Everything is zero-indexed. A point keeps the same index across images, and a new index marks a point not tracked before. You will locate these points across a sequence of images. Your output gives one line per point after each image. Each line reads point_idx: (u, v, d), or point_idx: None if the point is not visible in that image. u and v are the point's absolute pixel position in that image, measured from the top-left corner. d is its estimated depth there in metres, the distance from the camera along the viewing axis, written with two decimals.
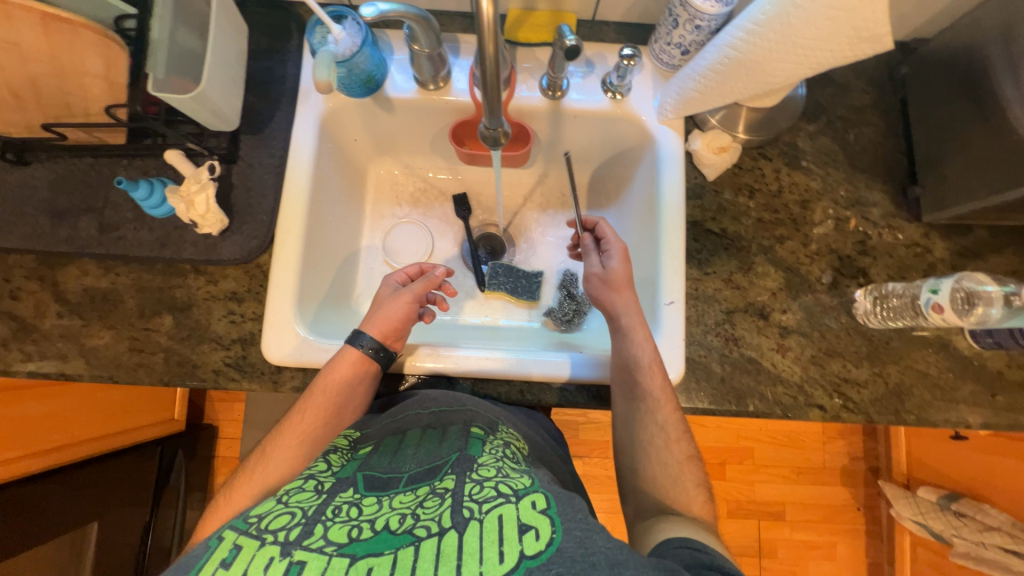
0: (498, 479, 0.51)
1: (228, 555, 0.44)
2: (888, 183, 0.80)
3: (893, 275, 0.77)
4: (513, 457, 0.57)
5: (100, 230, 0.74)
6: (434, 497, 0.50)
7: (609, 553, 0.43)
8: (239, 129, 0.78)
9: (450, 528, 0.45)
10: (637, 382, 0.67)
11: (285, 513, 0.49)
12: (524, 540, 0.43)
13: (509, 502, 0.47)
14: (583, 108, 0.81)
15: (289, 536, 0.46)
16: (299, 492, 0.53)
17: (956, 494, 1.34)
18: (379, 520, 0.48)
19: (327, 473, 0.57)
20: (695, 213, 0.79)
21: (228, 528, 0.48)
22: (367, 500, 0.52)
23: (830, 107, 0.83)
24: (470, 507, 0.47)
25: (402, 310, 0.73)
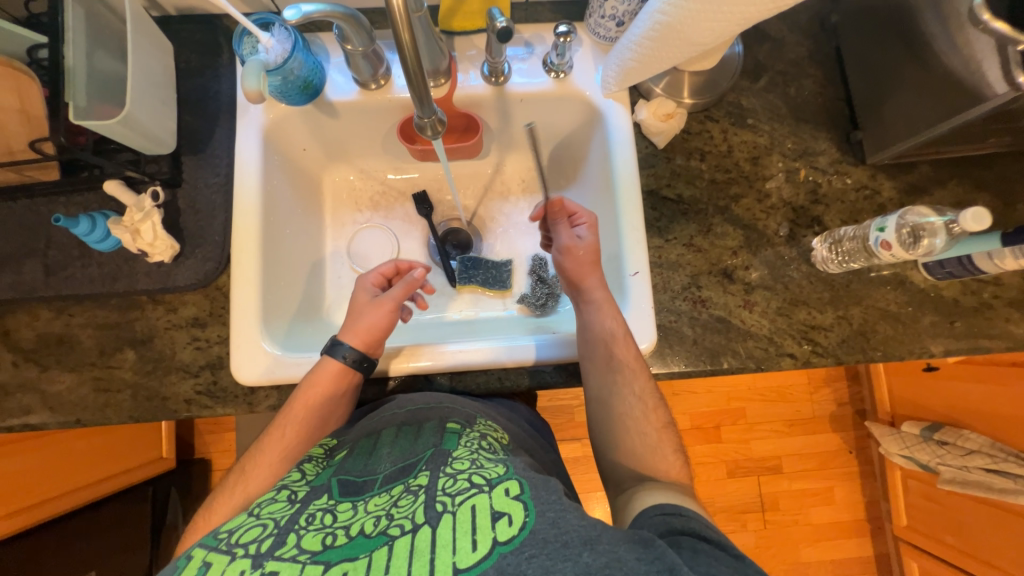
0: (471, 471, 0.51)
1: (195, 573, 0.43)
2: (833, 130, 0.82)
3: (846, 220, 0.79)
4: (488, 448, 0.57)
5: (45, 272, 0.72)
6: (408, 495, 0.50)
7: (583, 531, 0.44)
8: (179, 151, 0.76)
9: (423, 523, 0.45)
10: (610, 356, 0.69)
11: (256, 525, 0.49)
12: (497, 527, 0.43)
13: (482, 492, 0.47)
14: (527, 90, 0.81)
15: (261, 548, 0.45)
16: (272, 503, 0.53)
17: (937, 424, 1.39)
18: (353, 525, 0.48)
19: (301, 482, 0.57)
20: (650, 182, 0.80)
21: (198, 545, 0.47)
22: (342, 507, 0.52)
23: (769, 63, 0.84)
24: (443, 501, 0.47)
25: (384, 318, 0.71)
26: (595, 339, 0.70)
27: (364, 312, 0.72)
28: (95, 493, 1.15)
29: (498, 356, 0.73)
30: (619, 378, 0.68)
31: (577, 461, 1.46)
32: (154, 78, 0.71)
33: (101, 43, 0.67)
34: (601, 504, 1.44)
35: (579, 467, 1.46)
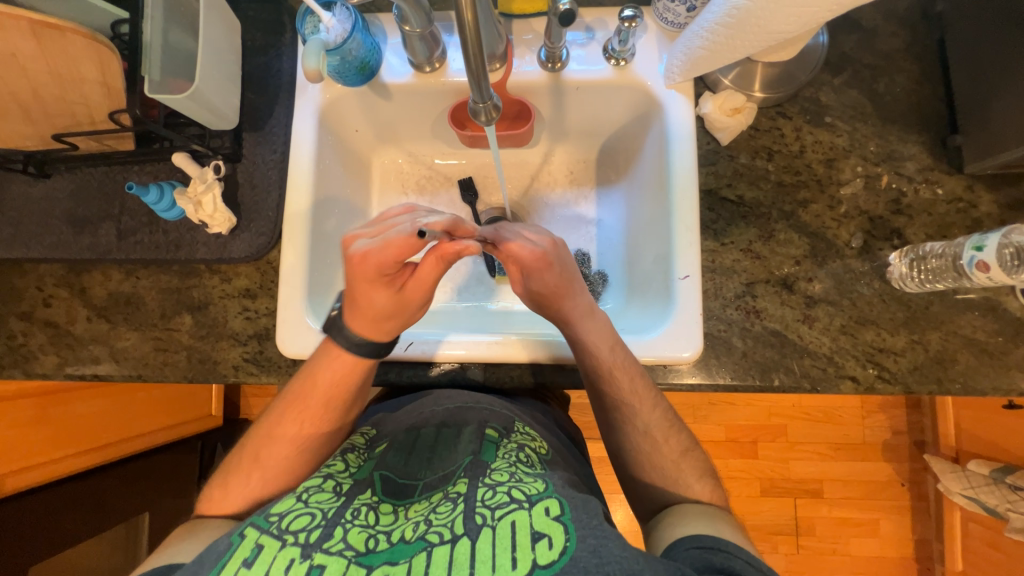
0: (511, 484, 0.55)
1: (250, 554, 0.48)
2: (925, 133, 0.73)
3: (932, 235, 0.70)
4: (526, 461, 0.60)
5: (118, 236, 0.77)
6: (447, 502, 0.55)
7: (625, 563, 0.47)
8: (241, 127, 0.79)
9: (462, 535, 0.50)
10: (616, 380, 0.67)
11: (305, 513, 0.53)
12: (537, 548, 0.47)
13: (522, 508, 0.51)
14: (584, 78, 0.78)
15: (310, 537, 0.50)
16: (319, 492, 0.57)
17: (1011, 467, 1.26)
18: (394, 532, 0.53)
19: (345, 474, 0.61)
20: (709, 180, 0.75)
21: (250, 525, 0.51)
22: (384, 507, 0.56)
23: (856, 55, 0.76)
24: (483, 514, 0.51)
25: (415, 308, 0.64)
26: (600, 355, 0.67)
27: (384, 301, 0.62)
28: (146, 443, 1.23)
29: (510, 357, 0.72)
30: (649, 390, 0.68)
31: (601, 461, 1.44)
32: (221, 54, 0.73)
33: (177, 21, 0.70)
34: (622, 507, 1.42)
35: (603, 468, 1.44)
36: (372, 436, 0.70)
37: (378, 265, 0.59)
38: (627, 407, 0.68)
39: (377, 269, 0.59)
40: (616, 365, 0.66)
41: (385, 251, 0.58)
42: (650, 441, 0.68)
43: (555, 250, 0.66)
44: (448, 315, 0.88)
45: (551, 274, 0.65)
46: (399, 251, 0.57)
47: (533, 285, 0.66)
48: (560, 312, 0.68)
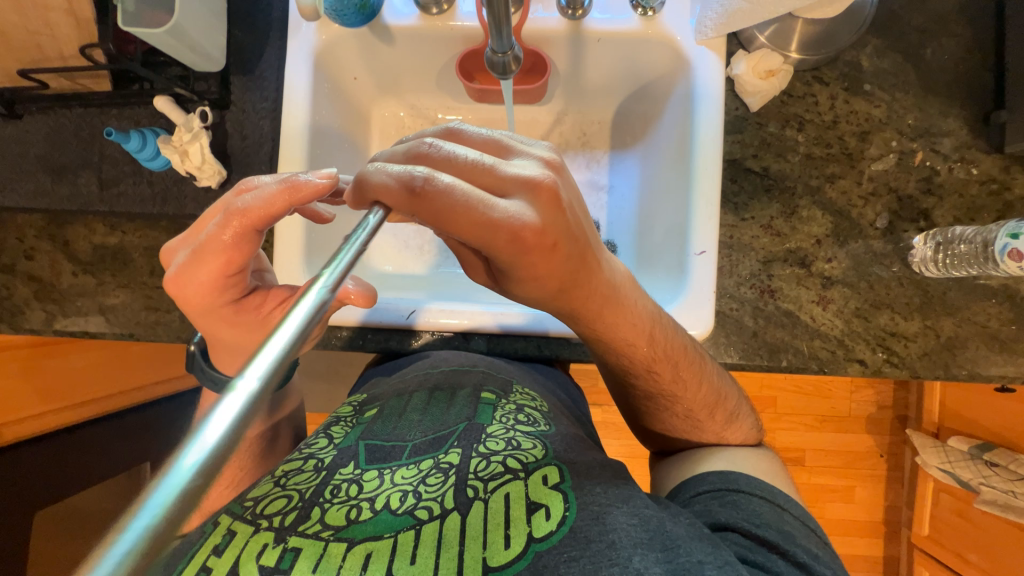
0: (505, 453, 0.55)
1: (222, 541, 0.47)
2: (968, 107, 0.68)
3: (960, 217, 0.67)
4: (525, 423, 0.60)
5: (100, 185, 0.71)
6: (437, 473, 0.53)
7: (633, 532, 0.48)
8: (228, 69, 0.72)
9: (452, 509, 0.49)
10: (634, 346, 0.61)
11: (282, 496, 0.52)
12: (536, 521, 0.48)
13: (518, 479, 0.52)
14: (608, 30, 0.71)
15: (285, 520, 0.49)
16: (298, 474, 0.55)
17: (989, 444, 1.31)
18: (380, 498, 0.51)
19: (328, 449, 0.60)
20: (734, 149, 0.71)
21: (225, 513, 0.50)
22: (368, 475, 0.54)
23: (904, 16, 0.70)
24: (474, 487, 0.51)
25: None
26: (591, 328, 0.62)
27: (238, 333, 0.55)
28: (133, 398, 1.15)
29: (501, 332, 0.72)
30: (665, 343, 0.61)
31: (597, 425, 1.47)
32: None
33: None
34: None
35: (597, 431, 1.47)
36: (360, 402, 0.69)
37: (203, 286, 0.50)
38: (633, 386, 0.67)
39: (212, 283, 0.50)
40: (619, 341, 0.61)
41: (203, 264, 0.49)
42: (656, 415, 0.69)
43: (550, 214, 0.47)
44: (448, 281, 0.86)
45: (553, 256, 0.49)
46: (217, 261, 0.49)
47: (512, 270, 0.50)
48: (568, 304, 0.55)
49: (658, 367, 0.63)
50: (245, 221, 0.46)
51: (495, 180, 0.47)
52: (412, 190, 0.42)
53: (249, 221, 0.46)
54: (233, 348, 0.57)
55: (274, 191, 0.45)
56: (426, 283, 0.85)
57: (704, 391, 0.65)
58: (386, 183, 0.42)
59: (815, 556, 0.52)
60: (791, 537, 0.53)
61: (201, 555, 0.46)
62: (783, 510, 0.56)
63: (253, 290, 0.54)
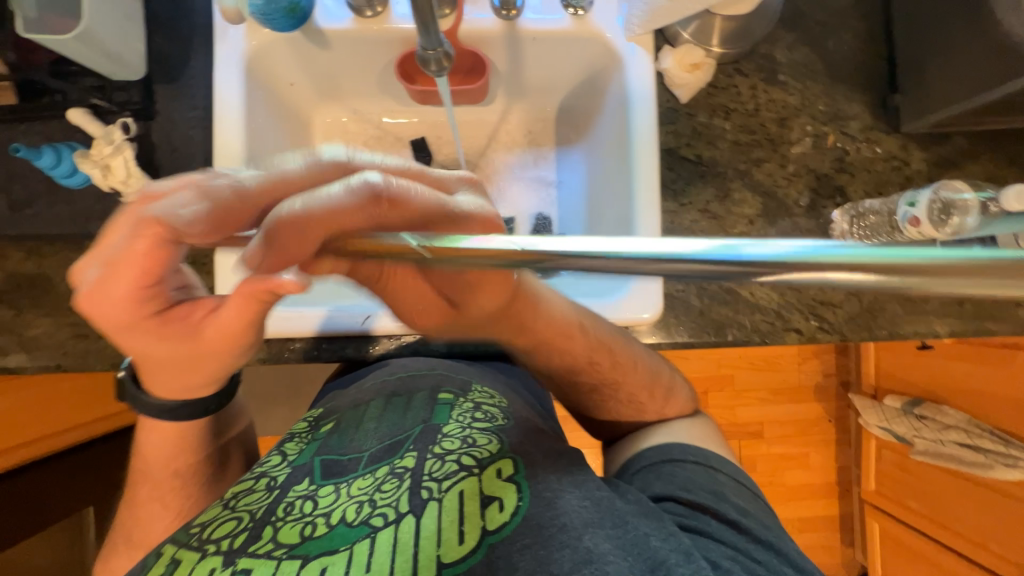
0: (460, 451, 0.55)
1: (166, 571, 0.47)
2: (868, 93, 0.76)
3: (870, 192, 0.74)
4: (482, 420, 0.60)
5: (12, 207, 0.66)
6: (393, 477, 0.53)
7: (584, 513, 0.51)
8: (151, 78, 0.69)
9: (407, 513, 0.50)
10: (565, 340, 0.62)
11: (231, 519, 0.51)
12: (489, 514, 0.50)
13: (472, 475, 0.53)
14: (543, 29, 0.74)
15: (234, 544, 0.49)
16: (248, 495, 0.54)
17: (918, 400, 1.44)
18: (335, 512, 0.51)
19: (280, 466, 0.58)
20: (669, 139, 0.75)
21: (170, 542, 0.50)
22: (322, 491, 0.54)
23: (808, 11, 0.76)
24: (429, 487, 0.51)
25: (214, 362, 0.54)
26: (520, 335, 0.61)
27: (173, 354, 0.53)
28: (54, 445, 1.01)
29: None
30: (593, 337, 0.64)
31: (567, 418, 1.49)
32: None
33: None
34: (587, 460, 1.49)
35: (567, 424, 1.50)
36: (315, 417, 0.67)
37: (122, 304, 0.47)
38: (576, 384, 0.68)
39: (130, 299, 0.47)
40: (553, 335, 0.62)
41: (117, 280, 0.46)
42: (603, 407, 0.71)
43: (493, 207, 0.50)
44: None
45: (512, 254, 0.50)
46: (135, 277, 0.45)
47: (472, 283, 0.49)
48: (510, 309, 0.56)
49: (596, 359, 0.65)
50: (163, 233, 0.44)
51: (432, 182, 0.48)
52: (373, 202, 0.39)
53: (168, 230, 0.44)
54: (164, 368, 0.53)
55: (188, 199, 0.43)
56: None
57: (640, 372, 0.68)
58: (347, 201, 0.39)
59: (744, 511, 0.56)
60: (723, 496, 0.57)
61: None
62: (717, 471, 0.61)
63: (180, 301, 0.50)
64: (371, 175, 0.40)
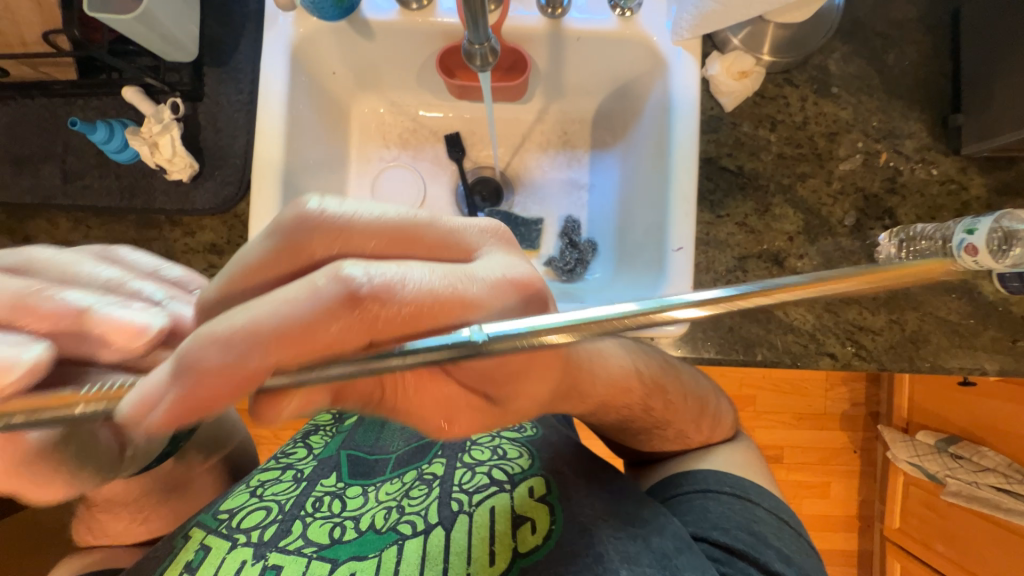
0: (491, 464, 0.58)
1: (196, 556, 0.53)
2: (927, 111, 0.72)
3: (921, 216, 0.70)
4: (511, 430, 0.63)
5: (64, 178, 0.69)
6: (420, 485, 0.58)
7: (622, 548, 0.52)
8: (201, 61, 0.71)
9: (436, 524, 0.54)
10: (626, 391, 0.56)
11: (260, 508, 0.57)
12: (522, 536, 0.53)
13: (503, 492, 0.56)
14: (587, 28, 0.73)
15: (264, 536, 0.54)
16: (277, 484, 0.60)
17: (954, 438, 1.37)
18: (364, 517, 0.56)
19: (307, 459, 0.64)
20: (710, 148, 0.72)
21: (199, 525, 0.55)
22: (350, 491, 0.59)
23: (868, 22, 0.73)
24: (459, 500, 0.55)
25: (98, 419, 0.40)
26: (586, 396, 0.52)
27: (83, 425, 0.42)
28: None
29: None
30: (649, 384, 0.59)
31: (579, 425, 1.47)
32: None
33: None
34: None
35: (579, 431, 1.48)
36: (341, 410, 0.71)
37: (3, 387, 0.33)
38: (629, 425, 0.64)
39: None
40: (613, 394, 0.55)
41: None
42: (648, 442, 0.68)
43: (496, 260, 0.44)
44: None
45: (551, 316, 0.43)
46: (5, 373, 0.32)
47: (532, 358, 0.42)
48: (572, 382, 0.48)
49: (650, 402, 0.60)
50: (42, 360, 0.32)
51: (424, 259, 0.39)
52: (355, 308, 0.33)
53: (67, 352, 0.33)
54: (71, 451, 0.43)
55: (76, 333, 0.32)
56: None
57: (688, 404, 0.65)
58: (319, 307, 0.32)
59: (786, 558, 0.55)
60: (762, 539, 0.56)
61: (177, 566, 0.53)
62: (756, 504, 0.59)
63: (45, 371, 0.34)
64: (349, 268, 0.33)
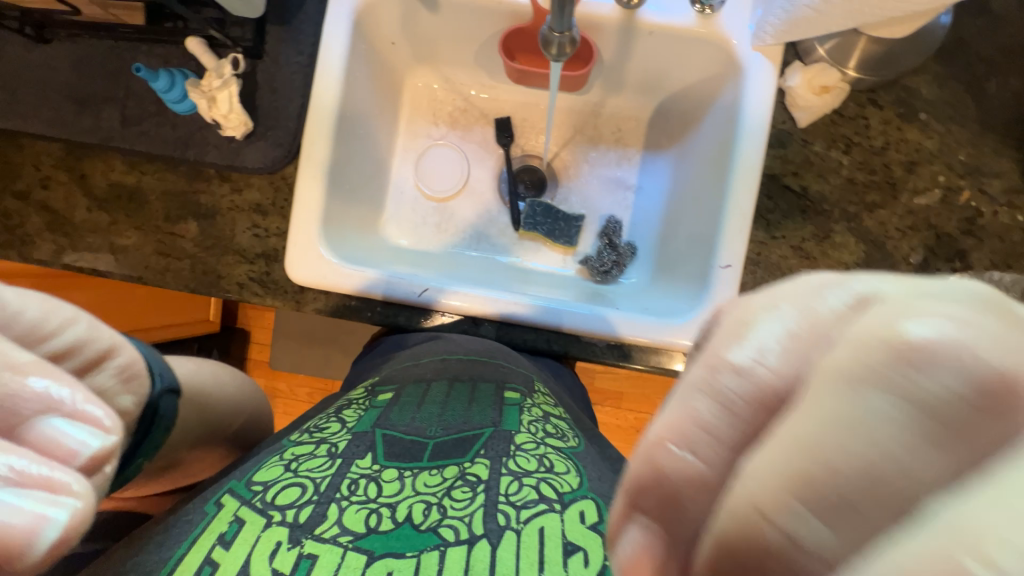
0: (540, 477, 0.51)
1: (228, 529, 0.49)
2: (1022, 150, 0.66)
3: (997, 263, 0.65)
4: (554, 436, 0.58)
5: (122, 122, 0.70)
6: (464, 485, 0.51)
7: None
8: (265, 17, 0.70)
9: (482, 536, 0.46)
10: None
11: (295, 485, 0.52)
12: (571, 564, 0.44)
13: (553, 512, 0.48)
14: (662, 22, 0.68)
15: (299, 517, 0.49)
16: (310, 460, 0.55)
17: None
18: (401, 507, 0.50)
19: (341, 433, 0.59)
20: (775, 164, 0.68)
21: (230, 495, 0.52)
22: (387, 475, 0.53)
23: (972, 45, 0.67)
24: (506, 513, 0.48)
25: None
26: None
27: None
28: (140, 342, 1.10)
29: (502, 318, 0.69)
30: None
31: None
32: None
33: None
34: None
35: None
36: (372, 385, 0.68)
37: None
38: None
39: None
40: None
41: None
42: None
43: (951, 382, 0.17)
44: (461, 262, 0.81)
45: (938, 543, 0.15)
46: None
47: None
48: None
49: None
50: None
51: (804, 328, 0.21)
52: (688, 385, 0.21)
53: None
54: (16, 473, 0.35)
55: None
56: (441, 262, 0.80)
57: None
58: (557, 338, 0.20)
59: None
60: None
61: (208, 537, 0.49)
62: None
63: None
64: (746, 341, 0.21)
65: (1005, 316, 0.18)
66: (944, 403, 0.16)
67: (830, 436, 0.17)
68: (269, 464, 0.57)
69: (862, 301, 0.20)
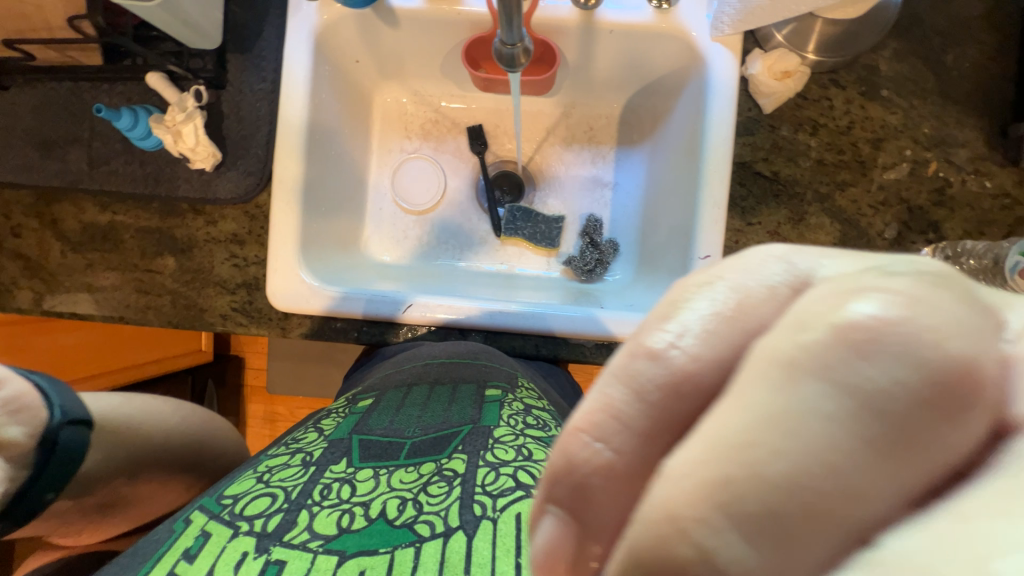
0: (517, 466, 0.51)
1: (194, 544, 0.48)
2: (985, 118, 0.67)
3: (970, 231, 0.66)
4: (535, 427, 0.58)
5: (90, 163, 0.69)
6: (440, 481, 0.52)
7: None
8: (225, 47, 0.70)
9: (457, 528, 0.46)
10: None
11: (265, 495, 0.51)
12: None
13: (529, 497, 0.47)
14: (622, 20, 0.69)
15: (267, 526, 0.48)
16: (284, 470, 0.55)
17: None
18: (373, 504, 0.50)
19: (318, 441, 0.60)
20: (745, 152, 0.69)
21: (199, 510, 0.51)
22: (361, 475, 0.54)
23: (928, 19, 0.68)
24: (482, 504, 0.48)
25: None
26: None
27: None
28: (133, 376, 1.10)
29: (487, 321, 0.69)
30: None
31: None
32: None
33: None
34: None
35: None
36: (354, 395, 0.68)
37: None
38: None
39: None
40: None
41: None
42: None
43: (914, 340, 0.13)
44: (444, 274, 0.81)
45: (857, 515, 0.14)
46: None
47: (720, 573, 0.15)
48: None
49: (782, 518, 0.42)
50: None
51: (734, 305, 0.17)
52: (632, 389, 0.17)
53: None
54: None
55: None
56: (422, 275, 0.80)
57: None
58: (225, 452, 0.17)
59: None
60: None
61: (176, 553, 0.48)
62: None
63: None
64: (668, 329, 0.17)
65: (951, 295, 0.14)
66: (893, 398, 0.13)
67: (767, 439, 0.13)
68: (244, 478, 0.56)
69: (800, 279, 0.17)
